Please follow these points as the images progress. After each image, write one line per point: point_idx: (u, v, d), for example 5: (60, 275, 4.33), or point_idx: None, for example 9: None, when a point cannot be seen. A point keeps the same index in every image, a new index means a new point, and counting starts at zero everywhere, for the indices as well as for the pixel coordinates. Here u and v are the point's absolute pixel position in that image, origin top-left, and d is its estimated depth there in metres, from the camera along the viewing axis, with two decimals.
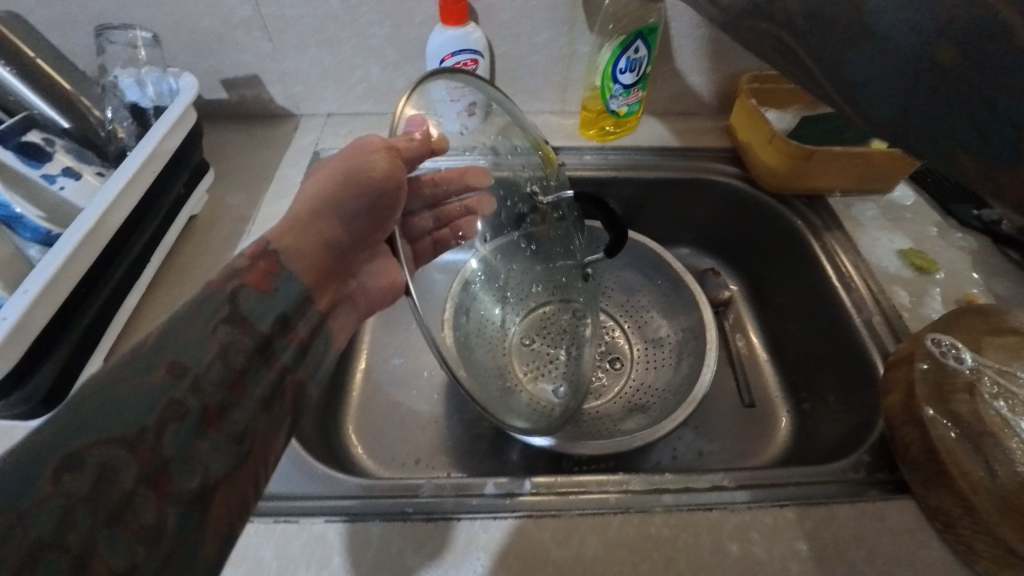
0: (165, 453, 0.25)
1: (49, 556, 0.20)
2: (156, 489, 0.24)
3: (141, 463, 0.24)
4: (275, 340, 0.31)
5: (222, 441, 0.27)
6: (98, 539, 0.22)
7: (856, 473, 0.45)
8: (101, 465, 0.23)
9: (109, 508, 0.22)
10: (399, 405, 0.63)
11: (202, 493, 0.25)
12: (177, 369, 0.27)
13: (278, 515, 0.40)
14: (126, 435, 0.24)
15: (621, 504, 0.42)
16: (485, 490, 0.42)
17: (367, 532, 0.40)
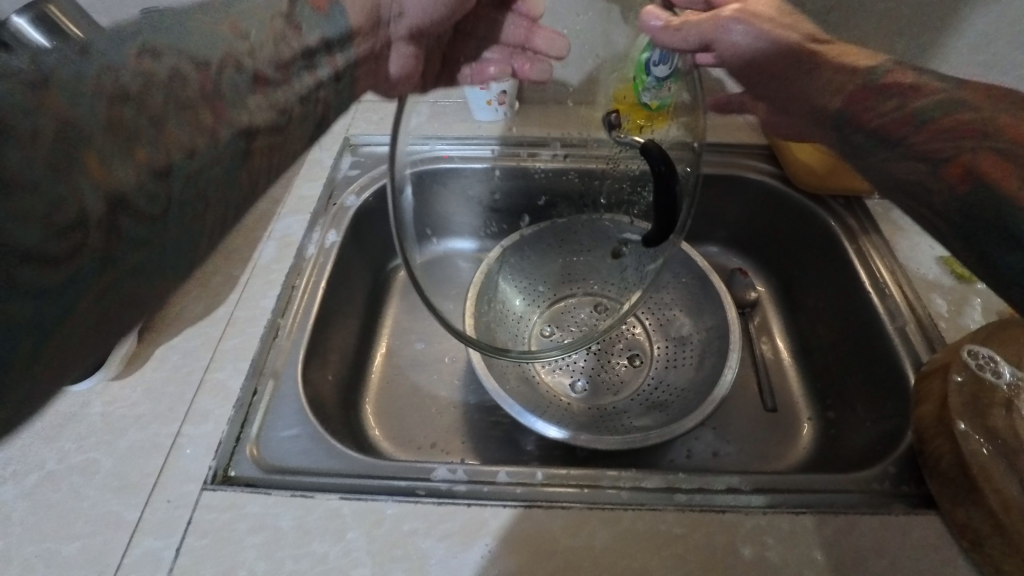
0: (223, 90, 0.29)
1: (126, 105, 0.24)
2: (214, 110, 0.28)
3: (204, 87, 0.28)
4: (317, 53, 0.37)
5: (261, 74, 0.31)
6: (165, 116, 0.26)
7: (880, 485, 0.44)
8: (171, 71, 0.26)
9: (179, 105, 0.26)
10: (418, 388, 0.64)
11: (249, 132, 0.30)
12: (239, 30, 0.31)
13: (295, 490, 0.42)
14: (200, 57, 0.28)
15: (635, 500, 0.42)
16: (497, 478, 0.43)
17: (380, 510, 0.40)
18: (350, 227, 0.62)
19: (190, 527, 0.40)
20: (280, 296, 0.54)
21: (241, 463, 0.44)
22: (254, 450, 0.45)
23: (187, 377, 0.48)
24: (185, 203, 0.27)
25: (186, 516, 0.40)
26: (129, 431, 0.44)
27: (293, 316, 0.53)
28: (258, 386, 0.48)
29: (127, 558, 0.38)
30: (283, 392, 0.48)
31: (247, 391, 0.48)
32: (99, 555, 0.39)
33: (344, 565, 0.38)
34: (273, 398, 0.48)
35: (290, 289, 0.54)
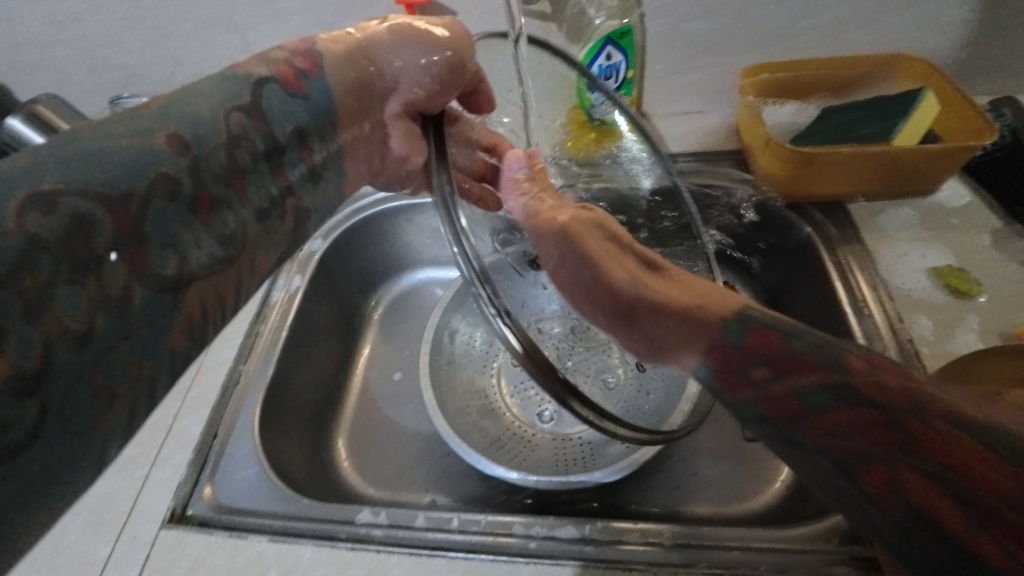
0: (145, 228, 0.29)
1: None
2: (131, 263, 0.28)
3: (118, 227, 0.28)
4: (289, 153, 0.39)
5: (206, 235, 0.32)
6: (56, 295, 0.25)
7: (824, 544, 0.39)
8: (73, 215, 0.26)
9: (73, 262, 0.26)
10: (389, 420, 0.65)
11: (176, 283, 0.30)
12: (176, 141, 0.31)
13: (231, 531, 0.46)
14: (108, 195, 0.27)
15: (542, 549, 0.41)
16: (415, 523, 0.44)
17: (298, 555, 0.43)
18: (315, 272, 0.65)
19: (146, 563, 0.45)
20: (246, 345, 0.59)
21: (197, 503, 0.48)
22: (209, 490, 0.49)
23: (158, 426, 0.54)
24: (109, 380, 0.27)
25: (142, 555, 0.45)
26: (107, 475, 0.51)
27: (254, 359, 0.58)
28: (218, 429, 0.53)
29: None
30: (238, 435, 0.53)
31: (207, 435, 0.53)
32: None
33: None
34: (229, 442, 0.52)
35: (254, 336, 0.60)
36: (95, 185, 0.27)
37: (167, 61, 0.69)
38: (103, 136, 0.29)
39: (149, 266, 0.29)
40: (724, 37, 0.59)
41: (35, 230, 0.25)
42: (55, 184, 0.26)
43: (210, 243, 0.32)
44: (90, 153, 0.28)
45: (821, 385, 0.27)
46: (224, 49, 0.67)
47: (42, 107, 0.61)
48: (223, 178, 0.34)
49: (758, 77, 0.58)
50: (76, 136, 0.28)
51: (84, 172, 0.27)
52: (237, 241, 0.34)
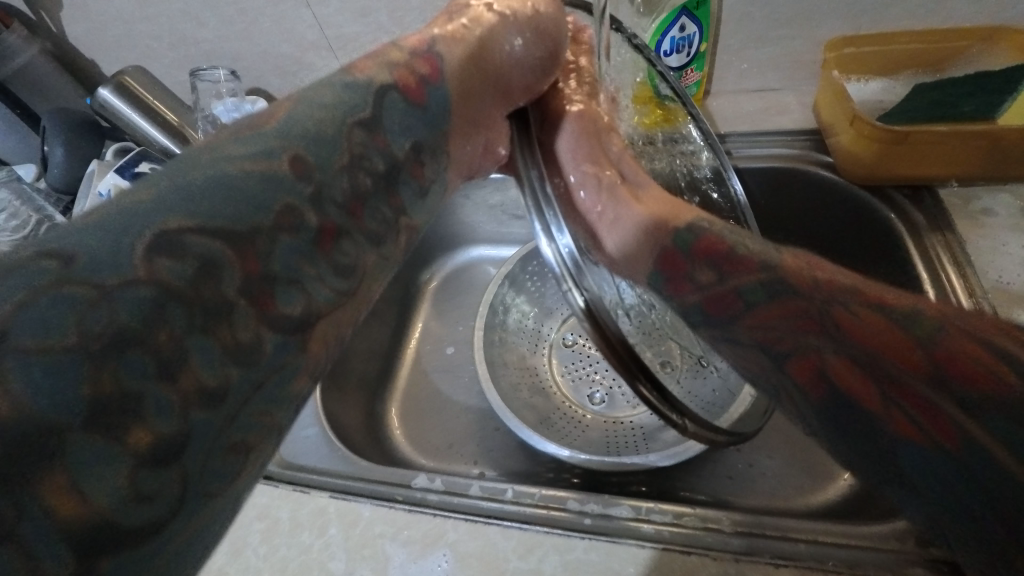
0: (273, 264, 0.24)
1: (130, 353, 0.19)
2: (258, 306, 0.23)
3: (247, 269, 0.23)
4: (402, 170, 0.33)
5: (328, 268, 0.27)
6: (189, 351, 0.21)
7: (900, 543, 0.37)
8: (201, 254, 0.22)
9: (204, 313, 0.21)
10: (440, 392, 0.67)
11: (305, 321, 0.25)
12: (299, 165, 0.26)
13: (294, 485, 0.48)
14: (235, 229, 0.23)
15: (598, 526, 0.40)
16: (469, 491, 0.44)
17: (357, 512, 0.45)
18: None
19: None
20: None
21: None
22: None
23: None
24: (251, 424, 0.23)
25: None
26: None
27: None
28: None
29: None
30: None
31: None
32: None
33: (323, 557, 0.43)
34: None
35: None
36: (222, 221, 0.23)
37: (239, 34, 0.72)
38: (221, 160, 0.25)
39: (275, 306, 0.24)
40: (809, 8, 0.55)
41: (163, 274, 0.21)
42: (184, 223, 0.22)
43: (331, 280, 0.27)
44: (210, 182, 0.23)
45: (759, 282, 0.33)
46: (294, 22, 0.69)
47: (129, 78, 0.64)
48: (344, 205, 0.28)
49: (841, 51, 0.55)
50: (198, 161, 0.24)
51: (212, 210, 0.23)
52: (353, 274, 0.28)
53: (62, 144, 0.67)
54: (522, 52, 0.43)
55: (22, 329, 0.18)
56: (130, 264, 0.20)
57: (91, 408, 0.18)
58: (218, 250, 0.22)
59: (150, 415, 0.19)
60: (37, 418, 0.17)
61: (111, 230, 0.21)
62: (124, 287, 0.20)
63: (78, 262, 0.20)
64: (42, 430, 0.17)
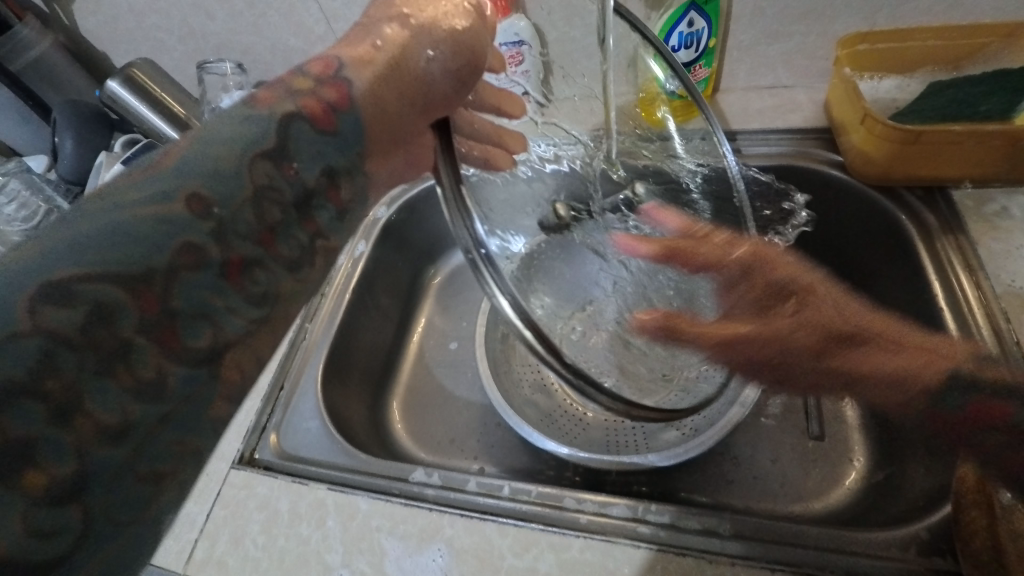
0: (173, 305, 0.26)
1: (21, 405, 0.23)
2: (160, 343, 0.26)
3: (143, 309, 0.25)
4: (316, 197, 0.33)
5: (239, 300, 0.29)
6: (85, 395, 0.24)
7: (902, 552, 0.36)
8: (94, 303, 0.24)
9: (97, 361, 0.24)
10: (442, 387, 0.67)
11: (212, 356, 0.28)
12: (198, 205, 0.28)
13: (295, 476, 0.48)
14: (126, 276, 0.25)
15: (593, 524, 0.40)
16: (467, 487, 0.44)
17: (355, 505, 0.45)
18: (377, 238, 0.67)
19: (217, 498, 0.48)
20: (312, 305, 0.61)
21: (263, 448, 0.51)
22: (275, 437, 0.52)
23: None
24: (155, 450, 0.26)
25: (215, 490, 0.49)
26: None
27: (319, 319, 0.60)
28: (285, 382, 0.56)
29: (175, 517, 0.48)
30: (303, 390, 0.55)
31: (274, 386, 0.56)
32: None
33: (320, 549, 0.43)
34: (294, 395, 0.55)
35: (320, 297, 0.62)
36: (115, 265, 0.25)
37: (248, 27, 0.72)
38: (115, 205, 0.26)
39: (179, 342, 0.27)
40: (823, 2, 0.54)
41: (51, 322, 0.23)
42: (77, 271, 0.24)
43: (244, 310, 0.29)
44: (101, 231, 0.25)
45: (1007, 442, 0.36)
46: (301, 15, 0.69)
47: (137, 71, 0.65)
48: (251, 235, 0.30)
49: (855, 48, 0.54)
50: (82, 211, 0.26)
51: (108, 258, 0.25)
52: (264, 302, 0.30)
53: (73, 135, 0.69)
54: (436, 61, 0.41)
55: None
56: (16, 312, 0.23)
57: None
58: (111, 290, 0.25)
59: (43, 453, 0.23)
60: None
61: (18, 275, 0.24)
62: (13, 340, 0.23)
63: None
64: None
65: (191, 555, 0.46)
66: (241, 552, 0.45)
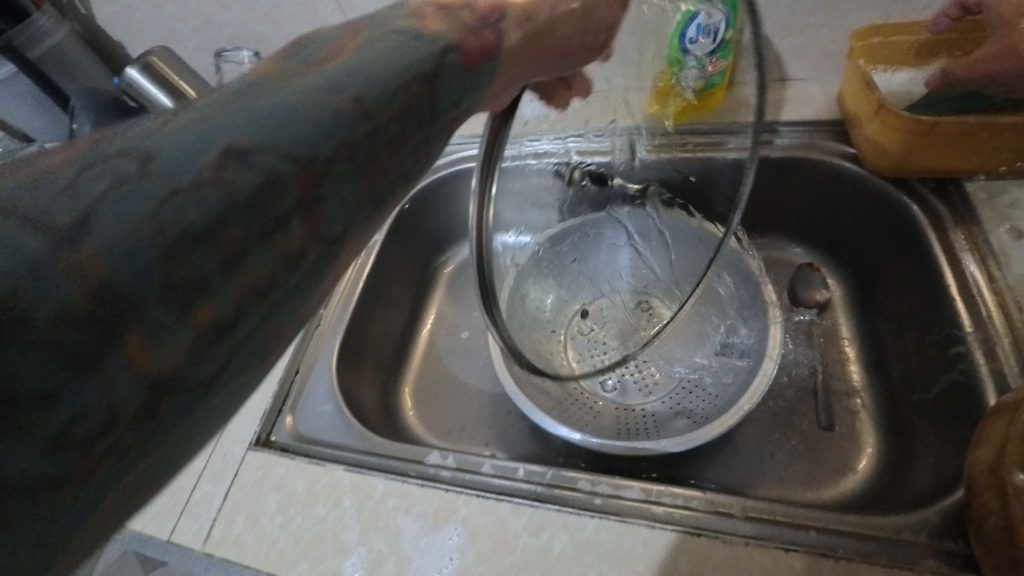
0: (323, 193, 0.20)
1: (194, 250, 0.17)
2: (308, 219, 0.20)
3: (301, 186, 0.20)
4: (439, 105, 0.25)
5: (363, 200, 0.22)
6: (244, 252, 0.18)
7: (914, 535, 0.37)
8: (266, 172, 0.19)
9: (262, 223, 0.19)
10: (453, 376, 0.68)
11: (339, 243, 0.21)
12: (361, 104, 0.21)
13: (310, 457, 0.49)
14: (297, 152, 0.19)
15: (608, 506, 0.41)
16: (481, 469, 0.45)
17: (371, 485, 0.45)
18: (391, 227, 0.68)
19: (235, 479, 0.49)
20: (326, 291, 0.62)
21: (280, 431, 0.52)
22: (291, 420, 0.53)
23: None
24: (239, 369, 0.19)
25: (232, 471, 0.50)
26: None
27: (334, 306, 0.61)
28: (300, 367, 0.57)
29: (193, 497, 0.49)
30: (318, 374, 0.56)
31: (290, 370, 0.56)
32: (173, 494, 0.50)
33: (337, 528, 0.44)
34: (309, 379, 0.56)
35: (334, 284, 0.62)
36: (284, 137, 0.19)
37: (264, 17, 0.72)
38: (261, 96, 0.19)
39: (321, 222, 0.20)
40: None
41: (186, 205, 0.17)
42: (227, 153, 0.18)
43: (361, 212, 0.22)
44: (270, 102, 0.19)
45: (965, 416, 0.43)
46: (317, 6, 0.69)
47: (156, 58, 0.65)
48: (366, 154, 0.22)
49: (869, 41, 0.55)
50: (222, 103, 0.19)
51: (276, 128, 0.19)
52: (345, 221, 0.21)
53: None
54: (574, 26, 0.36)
55: (102, 215, 0.15)
56: (186, 169, 0.17)
57: (95, 311, 0.15)
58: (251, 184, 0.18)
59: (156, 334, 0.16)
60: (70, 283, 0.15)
61: (175, 148, 0.17)
62: (195, 190, 0.17)
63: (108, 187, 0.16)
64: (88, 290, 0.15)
65: (210, 533, 0.47)
66: (259, 531, 0.46)
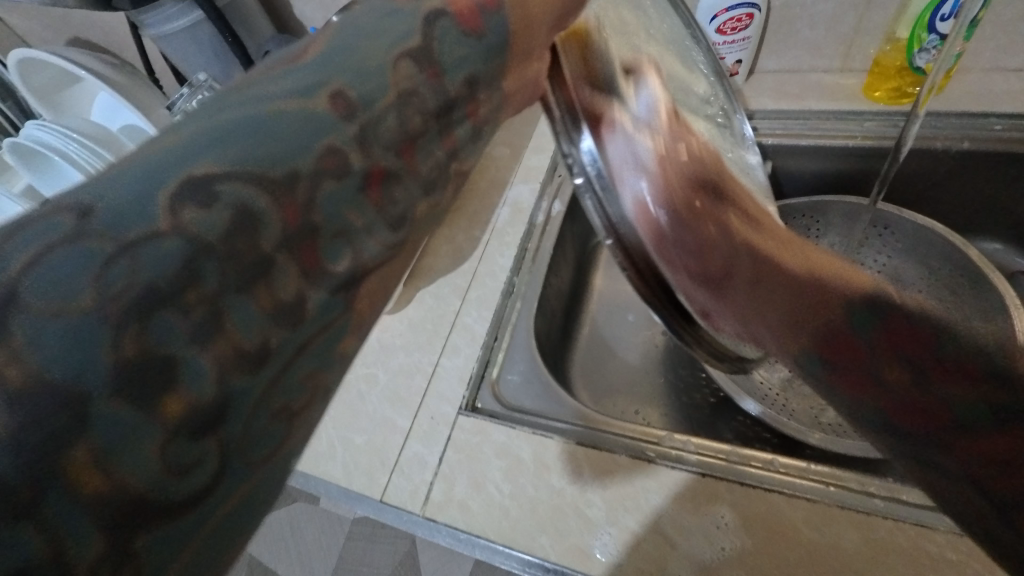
0: (316, 215, 0.17)
1: (157, 314, 0.14)
2: (303, 257, 0.17)
3: (287, 218, 0.16)
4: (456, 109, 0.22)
5: (378, 223, 0.19)
6: (230, 310, 0.15)
7: None
8: (238, 204, 0.15)
9: (244, 269, 0.15)
10: (620, 357, 0.67)
11: (352, 281, 0.18)
12: (343, 103, 0.18)
13: (529, 426, 0.47)
14: (268, 175, 0.16)
15: (891, 510, 0.38)
16: (729, 455, 0.42)
17: (613, 462, 0.44)
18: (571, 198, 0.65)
19: (448, 442, 0.48)
20: (516, 258, 0.59)
21: (485, 396, 0.50)
22: (494, 387, 0.51)
23: (441, 320, 0.56)
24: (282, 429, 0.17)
25: (445, 433, 0.48)
26: (399, 354, 0.55)
27: (525, 274, 0.58)
28: (497, 332, 0.54)
29: (403, 456, 0.48)
30: (516, 342, 0.54)
31: (488, 336, 0.54)
32: (380, 449, 0.49)
33: (579, 503, 0.42)
34: (509, 346, 0.53)
35: (523, 251, 0.60)
36: (257, 164, 0.16)
37: None
38: (257, 97, 0.17)
39: (321, 265, 0.17)
40: None
41: (192, 225, 0.15)
42: (216, 167, 0.15)
43: (381, 233, 0.19)
44: (246, 119, 0.16)
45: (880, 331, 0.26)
46: None
47: None
48: (392, 144, 0.19)
49: None
50: (231, 92, 0.17)
51: (249, 154, 0.16)
52: (440, 186, 0.22)
53: None
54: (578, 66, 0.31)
55: (27, 300, 0.13)
56: (152, 215, 0.14)
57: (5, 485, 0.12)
58: (252, 197, 0.16)
59: (233, 320, 0.15)
60: (153, 284, 0.14)
61: (127, 182, 0.15)
62: (153, 239, 0.14)
63: (97, 208, 0.14)
64: (151, 299, 0.14)
65: (428, 497, 0.45)
66: (485, 497, 0.44)
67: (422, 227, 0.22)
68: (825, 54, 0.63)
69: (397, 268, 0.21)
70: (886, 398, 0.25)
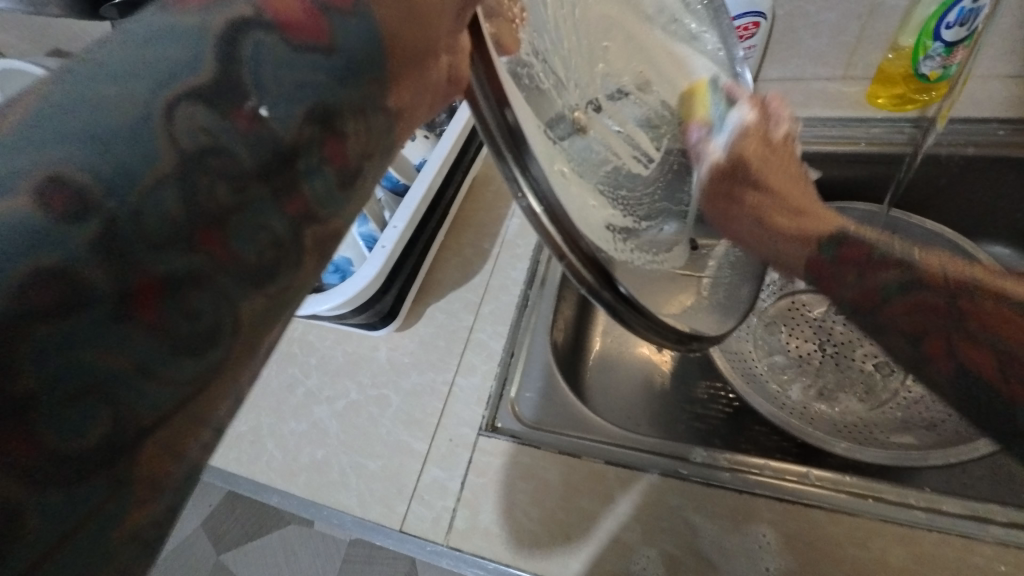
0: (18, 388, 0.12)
1: None
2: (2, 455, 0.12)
3: None
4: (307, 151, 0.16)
5: (159, 353, 0.14)
6: None
7: None
8: None
9: None
10: (632, 367, 0.66)
11: (115, 446, 0.13)
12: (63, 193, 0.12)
13: (553, 445, 0.45)
14: None
15: (934, 522, 0.37)
16: (762, 470, 0.41)
17: (646, 482, 0.42)
18: None
19: (469, 465, 0.46)
20: (528, 271, 0.58)
21: (504, 416, 0.48)
22: (513, 405, 0.49)
23: (454, 337, 0.54)
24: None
25: (465, 456, 0.46)
26: (411, 374, 0.52)
27: (538, 286, 0.56)
28: (514, 347, 0.53)
29: (421, 482, 0.46)
30: (534, 356, 0.52)
31: (505, 351, 0.52)
32: (397, 475, 0.47)
33: (612, 526, 0.40)
34: (526, 361, 0.51)
35: (535, 263, 0.58)
36: None
37: None
38: None
39: (43, 447, 0.12)
40: None
41: None
42: None
43: (170, 368, 0.14)
44: None
45: (898, 280, 0.36)
46: None
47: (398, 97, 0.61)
48: (179, 237, 0.14)
49: None
50: None
51: None
52: (283, 270, 0.16)
53: None
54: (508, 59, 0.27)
55: None
56: None
57: None
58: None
59: None
60: None
61: None
62: None
63: None
64: None
65: (450, 525, 0.43)
66: (512, 523, 0.42)
67: (268, 328, 0.16)
68: (828, 62, 0.63)
69: (230, 381, 0.16)
70: (880, 314, 0.37)
